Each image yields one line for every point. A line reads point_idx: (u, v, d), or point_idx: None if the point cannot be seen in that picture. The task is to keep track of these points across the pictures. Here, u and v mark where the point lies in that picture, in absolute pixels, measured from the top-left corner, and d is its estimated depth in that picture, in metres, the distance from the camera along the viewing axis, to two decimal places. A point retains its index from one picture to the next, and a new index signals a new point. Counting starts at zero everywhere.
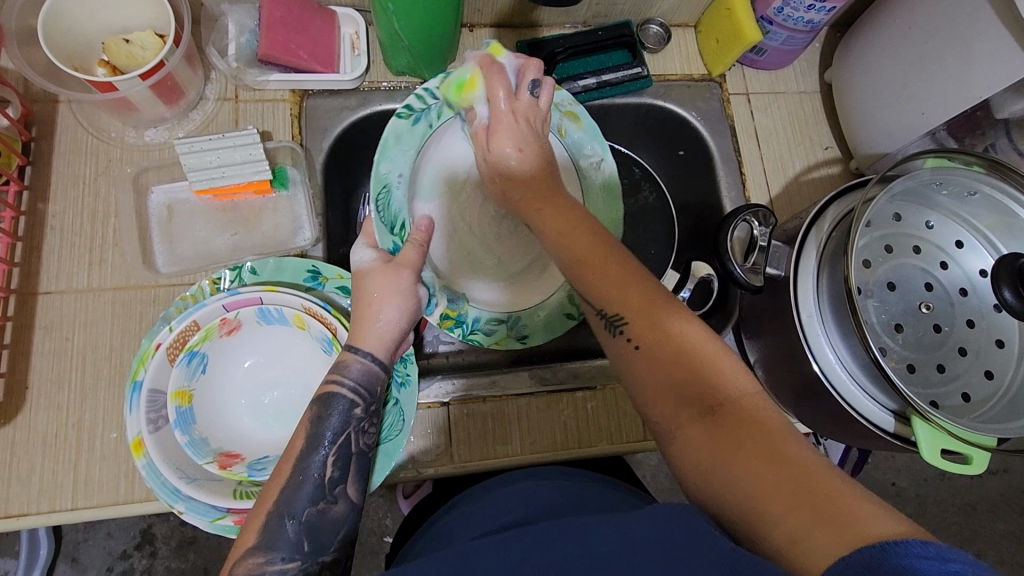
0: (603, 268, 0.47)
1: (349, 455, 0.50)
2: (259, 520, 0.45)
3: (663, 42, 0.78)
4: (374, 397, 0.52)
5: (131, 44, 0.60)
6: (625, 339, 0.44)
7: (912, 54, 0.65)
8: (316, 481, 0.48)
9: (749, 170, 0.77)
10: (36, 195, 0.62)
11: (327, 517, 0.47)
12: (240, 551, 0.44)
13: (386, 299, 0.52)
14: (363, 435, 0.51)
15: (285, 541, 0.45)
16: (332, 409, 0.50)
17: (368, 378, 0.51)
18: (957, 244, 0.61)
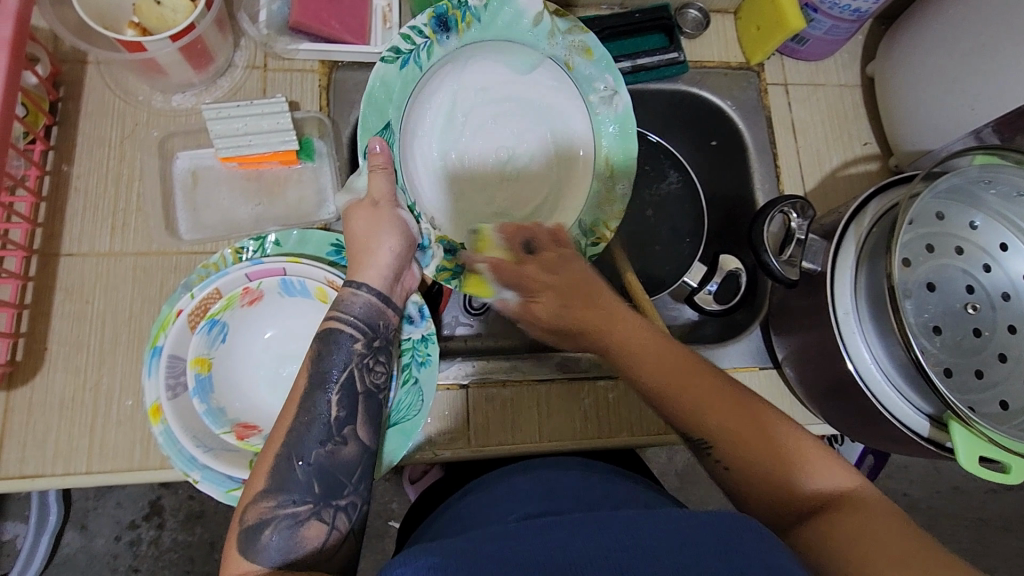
0: (686, 390, 0.49)
1: (356, 395, 0.49)
2: (269, 461, 0.46)
3: (701, 27, 0.75)
4: (376, 333, 0.52)
5: (163, 6, 0.59)
6: (714, 460, 0.48)
7: (965, 47, 0.63)
8: (323, 421, 0.47)
9: (783, 162, 0.75)
10: (61, 155, 0.61)
11: (338, 458, 0.47)
12: (253, 495, 0.45)
13: (380, 230, 0.54)
14: (369, 374, 0.50)
15: (297, 483, 0.45)
16: (334, 346, 0.50)
17: (369, 314, 0.52)
18: (1002, 247, 0.58)
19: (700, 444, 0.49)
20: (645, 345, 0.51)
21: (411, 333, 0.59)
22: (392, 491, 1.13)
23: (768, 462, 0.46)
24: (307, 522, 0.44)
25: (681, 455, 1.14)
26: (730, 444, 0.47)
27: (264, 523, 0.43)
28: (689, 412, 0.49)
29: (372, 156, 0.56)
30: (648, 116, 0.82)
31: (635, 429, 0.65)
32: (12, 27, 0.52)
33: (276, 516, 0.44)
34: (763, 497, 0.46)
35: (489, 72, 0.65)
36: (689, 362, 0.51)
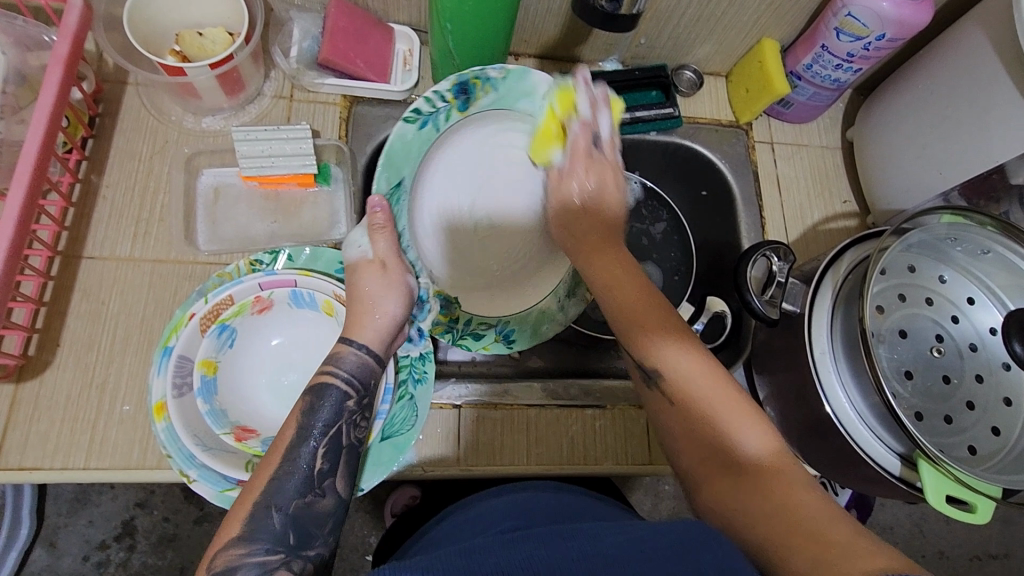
0: (659, 330, 0.50)
1: (341, 449, 0.50)
2: (244, 512, 0.45)
3: (695, 87, 0.82)
4: (366, 390, 0.54)
5: (204, 37, 0.65)
6: (658, 390, 0.49)
7: (934, 117, 0.68)
8: (306, 472, 0.47)
9: (768, 214, 0.80)
10: (93, 166, 0.65)
11: (314, 510, 0.46)
12: (224, 542, 0.43)
13: (385, 293, 0.58)
14: (354, 429, 0.52)
15: (269, 532, 0.44)
16: (325, 399, 0.51)
17: (363, 371, 0.54)
18: (969, 301, 0.62)
19: (651, 367, 0.49)
20: (648, 314, 0.51)
21: (409, 351, 0.62)
22: (371, 524, 1.11)
23: (708, 413, 0.46)
24: (274, 572, 0.42)
25: (665, 503, 1.15)
26: (682, 402, 0.47)
27: (232, 572, 0.42)
28: (664, 355, 0.49)
29: (372, 215, 0.59)
30: (643, 165, 0.87)
31: (621, 458, 0.67)
32: (69, 45, 0.57)
33: (245, 564, 0.42)
34: (699, 450, 0.46)
35: (502, 145, 0.68)
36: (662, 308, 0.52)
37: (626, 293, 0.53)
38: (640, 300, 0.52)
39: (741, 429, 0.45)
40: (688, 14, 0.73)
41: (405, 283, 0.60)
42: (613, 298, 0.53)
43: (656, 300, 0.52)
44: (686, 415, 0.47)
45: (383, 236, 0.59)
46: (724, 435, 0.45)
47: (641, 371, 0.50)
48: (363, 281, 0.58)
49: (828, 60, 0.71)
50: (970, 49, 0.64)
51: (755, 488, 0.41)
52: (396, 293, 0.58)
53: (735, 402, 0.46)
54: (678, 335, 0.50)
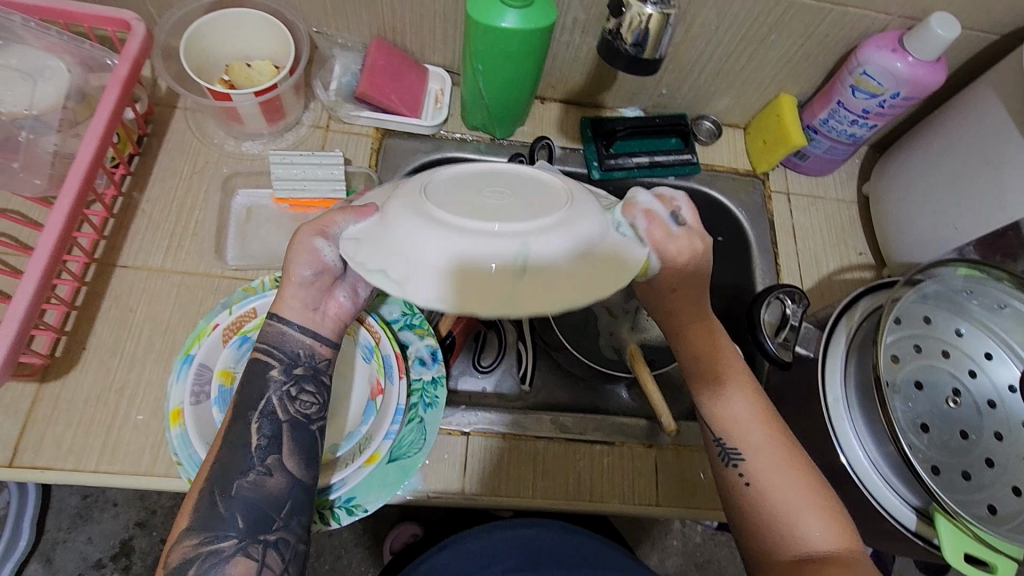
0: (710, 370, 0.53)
1: (278, 425, 0.49)
2: (192, 501, 0.46)
3: (714, 137, 0.85)
4: (296, 360, 0.51)
5: (252, 69, 0.69)
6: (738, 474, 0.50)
7: (949, 174, 0.70)
8: (244, 453, 0.47)
9: (784, 262, 0.81)
10: (136, 181, 0.69)
11: (264, 490, 0.47)
12: (179, 533, 0.45)
13: (296, 257, 0.48)
14: (292, 403, 0.50)
15: (222, 520, 0.45)
16: (250, 377, 0.50)
17: (292, 346, 0.51)
18: (986, 356, 0.62)
19: (731, 453, 0.51)
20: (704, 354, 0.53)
21: (422, 374, 0.63)
22: (368, 561, 1.07)
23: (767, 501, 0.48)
24: (232, 559, 0.44)
25: (672, 557, 1.11)
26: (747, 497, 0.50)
27: (189, 563, 0.44)
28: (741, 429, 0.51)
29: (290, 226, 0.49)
30: None
31: (629, 498, 0.66)
32: (129, 67, 0.61)
33: (200, 554, 0.44)
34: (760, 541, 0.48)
35: (484, 219, 0.38)
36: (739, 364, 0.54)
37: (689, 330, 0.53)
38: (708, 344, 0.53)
39: (803, 521, 0.47)
40: (708, 67, 0.76)
41: (311, 243, 0.47)
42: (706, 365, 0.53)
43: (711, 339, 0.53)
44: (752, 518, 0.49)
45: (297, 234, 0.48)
46: (782, 519, 0.48)
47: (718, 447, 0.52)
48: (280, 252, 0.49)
49: (843, 115, 0.73)
50: (984, 110, 0.66)
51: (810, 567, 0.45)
52: (305, 253, 0.48)
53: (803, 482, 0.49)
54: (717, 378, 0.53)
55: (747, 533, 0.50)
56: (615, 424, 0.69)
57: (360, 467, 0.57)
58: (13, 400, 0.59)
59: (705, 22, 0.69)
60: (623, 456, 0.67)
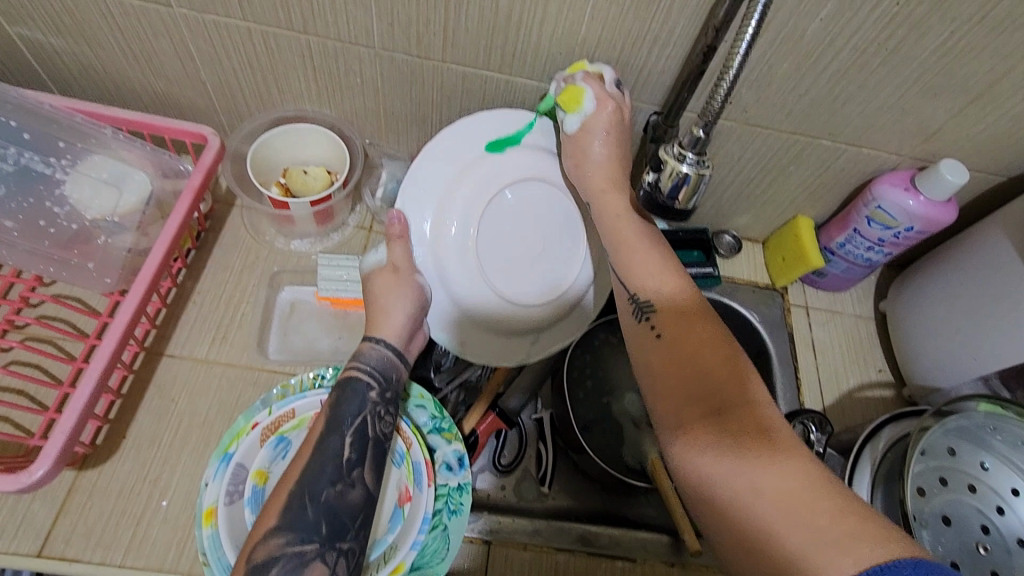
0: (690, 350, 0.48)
1: (367, 440, 0.56)
2: (281, 501, 0.50)
3: (734, 250, 0.88)
4: (388, 384, 0.60)
5: (308, 175, 0.75)
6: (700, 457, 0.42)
7: (965, 304, 0.72)
8: (335, 462, 0.53)
9: (804, 376, 0.82)
10: (190, 274, 0.73)
11: (345, 501, 0.52)
12: (263, 532, 0.49)
13: (396, 294, 0.62)
14: (379, 422, 0.57)
15: (305, 523, 0.49)
16: (350, 393, 0.57)
17: (385, 366, 0.60)
18: (1014, 491, 0.61)
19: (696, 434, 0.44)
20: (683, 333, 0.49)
21: (448, 480, 0.64)
22: None
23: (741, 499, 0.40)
24: (310, 562, 0.48)
25: None
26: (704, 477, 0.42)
27: (272, 561, 0.47)
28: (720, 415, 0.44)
29: (390, 227, 0.63)
30: None
31: None
32: (201, 177, 0.66)
33: (285, 553, 0.48)
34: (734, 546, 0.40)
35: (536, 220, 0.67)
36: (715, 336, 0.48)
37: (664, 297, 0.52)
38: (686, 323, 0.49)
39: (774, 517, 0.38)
40: (730, 189, 0.81)
41: (418, 284, 0.64)
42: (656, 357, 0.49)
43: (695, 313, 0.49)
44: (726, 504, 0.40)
45: (399, 245, 0.63)
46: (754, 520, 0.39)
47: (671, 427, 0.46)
48: (380, 285, 0.63)
49: (860, 241, 0.77)
50: (996, 248, 0.69)
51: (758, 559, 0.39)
52: (409, 291, 0.63)
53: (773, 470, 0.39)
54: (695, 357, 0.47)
55: (728, 539, 0.40)
56: (637, 538, 0.68)
57: None
58: (50, 487, 0.60)
59: (729, 153, 0.74)
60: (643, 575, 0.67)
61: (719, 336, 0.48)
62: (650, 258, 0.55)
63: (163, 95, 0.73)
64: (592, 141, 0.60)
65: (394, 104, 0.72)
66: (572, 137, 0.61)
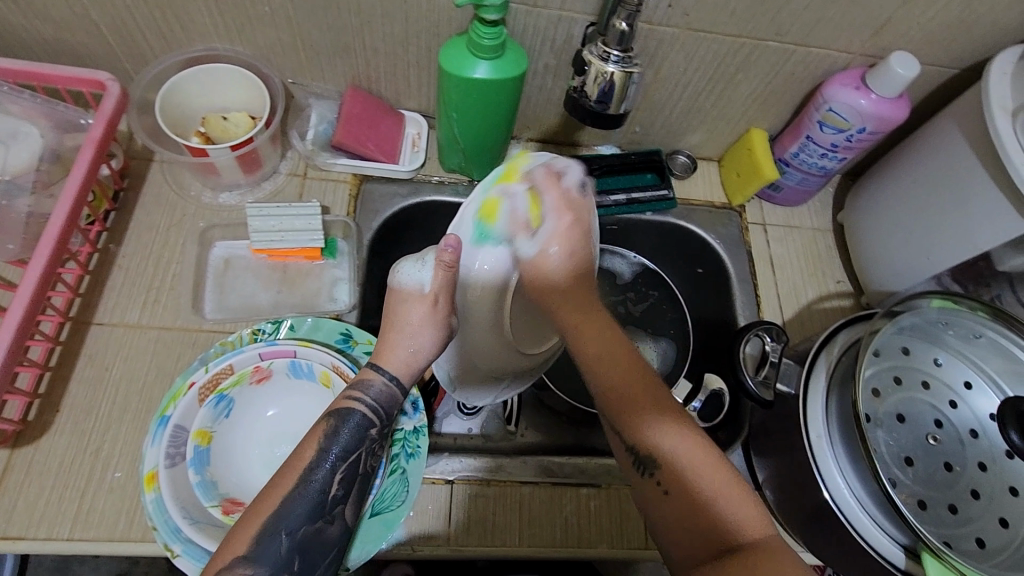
0: (627, 385, 0.50)
1: (355, 476, 0.50)
2: (252, 530, 0.45)
3: (689, 171, 0.86)
4: (388, 419, 0.51)
5: (228, 121, 0.70)
6: (654, 482, 0.47)
7: (918, 204, 0.71)
8: (318, 496, 0.47)
9: (763, 293, 0.81)
10: (112, 237, 0.69)
11: (322, 537, 0.47)
12: (231, 558, 0.44)
13: (417, 327, 0.50)
14: (371, 457, 0.51)
15: (274, 556, 0.45)
16: (346, 424, 0.49)
17: (387, 400, 0.51)
18: (966, 385, 0.62)
19: (646, 457, 0.47)
20: (614, 371, 0.50)
21: (404, 424, 0.62)
22: None
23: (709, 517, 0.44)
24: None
25: None
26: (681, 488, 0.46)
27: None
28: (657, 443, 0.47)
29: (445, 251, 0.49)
30: (640, 243, 0.90)
31: (617, 543, 0.65)
32: (103, 128, 0.61)
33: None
34: (688, 538, 0.44)
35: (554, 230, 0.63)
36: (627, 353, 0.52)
37: (575, 320, 0.52)
38: (609, 346, 0.52)
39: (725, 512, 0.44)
40: (679, 105, 0.78)
41: (449, 324, 0.51)
42: (602, 380, 0.50)
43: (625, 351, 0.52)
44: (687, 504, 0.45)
45: (444, 275, 0.50)
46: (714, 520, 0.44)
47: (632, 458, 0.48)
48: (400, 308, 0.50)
49: (813, 148, 0.75)
50: (947, 143, 0.68)
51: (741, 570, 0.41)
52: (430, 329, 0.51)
53: (737, 495, 0.45)
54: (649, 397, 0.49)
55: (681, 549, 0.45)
56: (600, 465, 0.69)
57: None
58: None
59: (674, 65, 0.71)
60: (610, 499, 0.67)
61: (640, 361, 0.51)
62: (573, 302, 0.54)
63: (54, 42, 0.66)
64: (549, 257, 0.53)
65: (311, 35, 0.66)
66: (528, 258, 0.53)
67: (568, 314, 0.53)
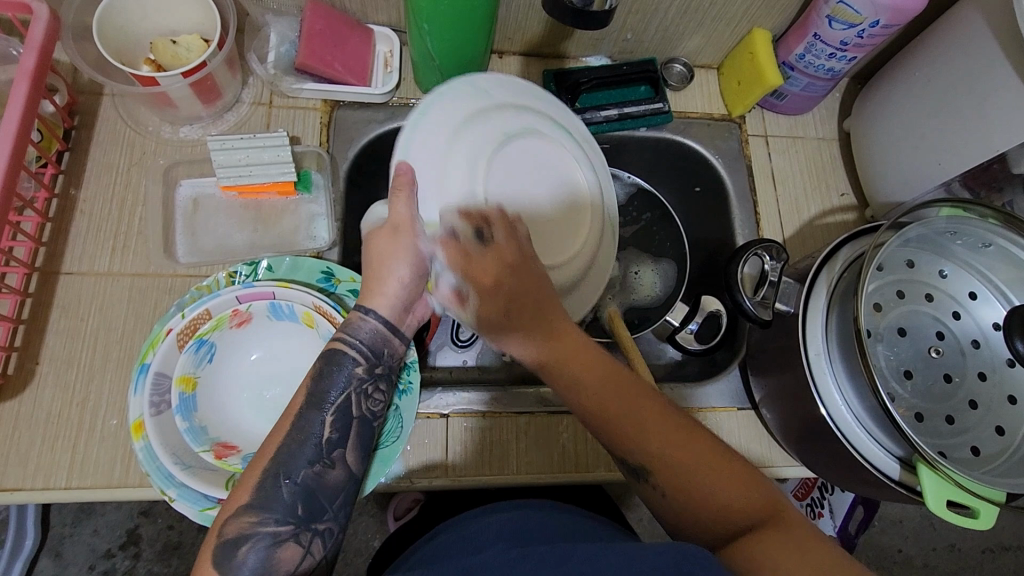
0: (615, 403, 0.48)
1: (350, 420, 0.49)
2: (254, 478, 0.45)
3: (686, 81, 0.80)
4: (379, 359, 0.52)
5: (177, 45, 0.63)
6: (649, 484, 0.47)
7: (932, 105, 0.66)
8: (315, 441, 0.47)
9: (763, 209, 0.78)
10: (70, 180, 0.64)
11: (325, 482, 0.47)
12: (234, 509, 0.44)
13: (393, 257, 0.50)
14: (365, 400, 0.50)
15: (280, 502, 0.44)
16: (336, 368, 0.50)
17: (376, 340, 0.51)
18: (970, 296, 0.60)
19: (638, 471, 0.47)
20: (598, 390, 0.48)
21: None
22: (374, 528, 1.06)
23: (693, 485, 0.45)
24: (284, 543, 0.44)
25: None
26: (672, 484, 0.46)
27: (242, 539, 0.43)
28: (658, 458, 0.46)
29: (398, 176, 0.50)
30: (634, 162, 0.85)
31: (614, 466, 0.66)
32: (35, 58, 0.55)
33: (256, 533, 0.43)
34: (695, 519, 0.45)
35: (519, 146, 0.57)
36: (590, 350, 0.51)
37: (566, 357, 0.50)
38: (580, 357, 0.50)
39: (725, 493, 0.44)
40: (674, 6, 0.70)
41: (421, 248, 0.50)
42: (639, 456, 0.47)
43: (611, 371, 0.49)
44: (687, 475, 0.45)
45: (401, 199, 0.49)
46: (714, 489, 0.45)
47: (626, 469, 0.48)
48: (378, 245, 0.50)
49: (820, 49, 0.69)
50: (969, 35, 0.62)
51: (760, 538, 0.41)
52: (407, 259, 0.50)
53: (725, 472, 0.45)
54: (626, 387, 0.49)
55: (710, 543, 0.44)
56: None
57: None
58: None
59: None
60: None
61: (601, 353, 0.51)
62: (589, 354, 0.50)
63: None
64: (590, 174, 0.59)
65: None
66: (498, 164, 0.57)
67: (546, 308, 0.51)
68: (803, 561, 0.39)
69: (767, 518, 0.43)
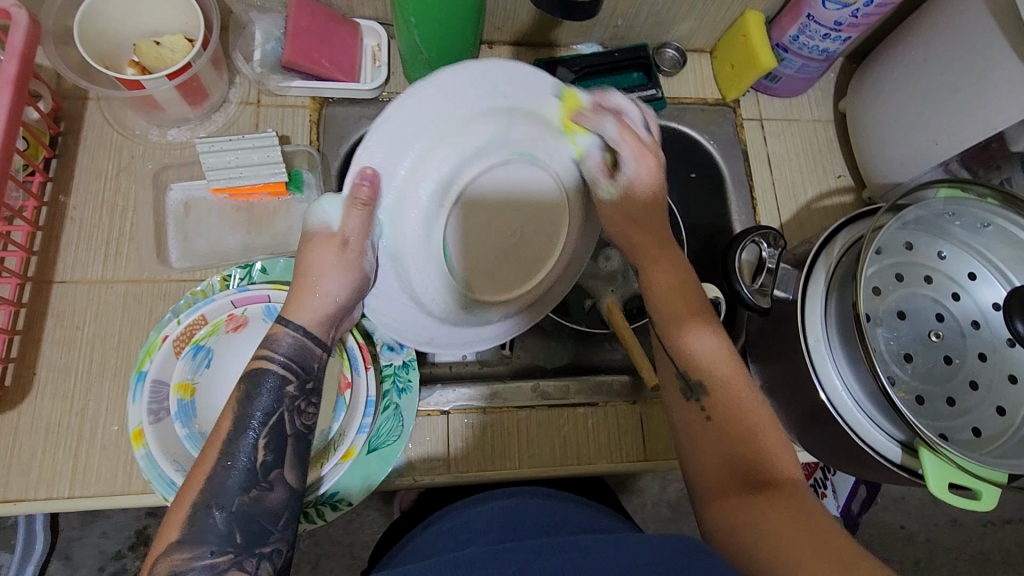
0: (681, 332, 0.52)
1: (284, 438, 0.48)
2: (181, 514, 0.43)
3: (679, 65, 0.79)
4: (308, 373, 0.51)
5: (161, 46, 0.62)
6: (698, 406, 0.49)
7: (929, 84, 0.65)
8: (246, 467, 0.45)
9: (760, 194, 0.77)
10: (58, 187, 0.64)
11: (263, 505, 0.45)
12: (165, 547, 0.42)
13: (333, 272, 0.52)
14: (299, 416, 0.49)
15: (215, 533, 0.43)
16: (260, 388, 0.48)
17: (300, 352, 0.51)
18: (970, 277, 0.60)
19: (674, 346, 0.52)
20: (672, 295, 0.54)
21: (393, 359, 0.62)
22: (382, 521, 1.07)
23: (735, 415, 0.47)
24: (225, 574, 0.42)
25: (675, 485, 1.12)
26: (720, 409, 0.48)
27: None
28: (711, 371, 0.50)
29: (360, 188, 0.51)
30: None
31: (616, 456, 0.66)
32: (17, 65, 0.55)
33: (191, 568, 0.41)
34: (719, 470, 0.46)
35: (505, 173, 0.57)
36: (695, 296, 0.54)
37: (668, 277, 0.55)
38: (676, 281, 0.54)
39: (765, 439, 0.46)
40: None
41: (361, 265, 0.53)
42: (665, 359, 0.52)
43: (684, 287, 0.54)
44: (728, 433, 0.47)
45: (360, 214, 0.51)
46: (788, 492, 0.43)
47: (682, 384, 0.50)
48: (314, 253, 0.52)
49: (814, 30, 0.68)
50: (966, 11, 0.61)
51: (780, 512, 0.41)
52: (344, 272, 0.52)
53: (774, 502, 0.42)
54: (704, 318, 0.52)
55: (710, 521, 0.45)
56: (597, 384, 0.68)
57: (335, 465, 0.55)
58: None
59: None
60: (608, 416, 0.67)
61: (691, 274, 0.55)
62: (677, 271, 0.55)
63: None
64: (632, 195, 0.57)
65: None
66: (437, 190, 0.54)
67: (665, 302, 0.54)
68: (796, 548, 0.39)
69: (777, 481, 0.44)
